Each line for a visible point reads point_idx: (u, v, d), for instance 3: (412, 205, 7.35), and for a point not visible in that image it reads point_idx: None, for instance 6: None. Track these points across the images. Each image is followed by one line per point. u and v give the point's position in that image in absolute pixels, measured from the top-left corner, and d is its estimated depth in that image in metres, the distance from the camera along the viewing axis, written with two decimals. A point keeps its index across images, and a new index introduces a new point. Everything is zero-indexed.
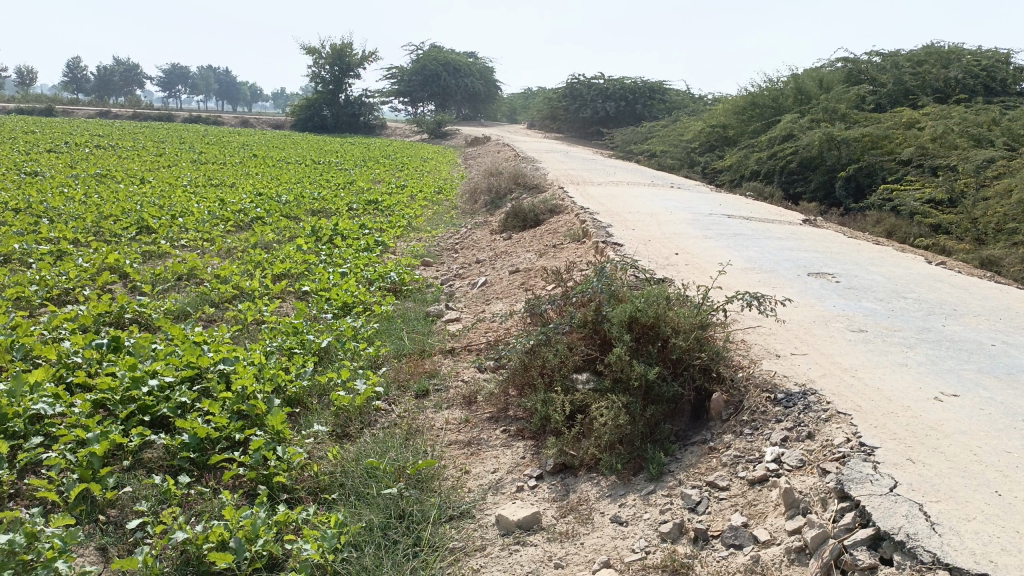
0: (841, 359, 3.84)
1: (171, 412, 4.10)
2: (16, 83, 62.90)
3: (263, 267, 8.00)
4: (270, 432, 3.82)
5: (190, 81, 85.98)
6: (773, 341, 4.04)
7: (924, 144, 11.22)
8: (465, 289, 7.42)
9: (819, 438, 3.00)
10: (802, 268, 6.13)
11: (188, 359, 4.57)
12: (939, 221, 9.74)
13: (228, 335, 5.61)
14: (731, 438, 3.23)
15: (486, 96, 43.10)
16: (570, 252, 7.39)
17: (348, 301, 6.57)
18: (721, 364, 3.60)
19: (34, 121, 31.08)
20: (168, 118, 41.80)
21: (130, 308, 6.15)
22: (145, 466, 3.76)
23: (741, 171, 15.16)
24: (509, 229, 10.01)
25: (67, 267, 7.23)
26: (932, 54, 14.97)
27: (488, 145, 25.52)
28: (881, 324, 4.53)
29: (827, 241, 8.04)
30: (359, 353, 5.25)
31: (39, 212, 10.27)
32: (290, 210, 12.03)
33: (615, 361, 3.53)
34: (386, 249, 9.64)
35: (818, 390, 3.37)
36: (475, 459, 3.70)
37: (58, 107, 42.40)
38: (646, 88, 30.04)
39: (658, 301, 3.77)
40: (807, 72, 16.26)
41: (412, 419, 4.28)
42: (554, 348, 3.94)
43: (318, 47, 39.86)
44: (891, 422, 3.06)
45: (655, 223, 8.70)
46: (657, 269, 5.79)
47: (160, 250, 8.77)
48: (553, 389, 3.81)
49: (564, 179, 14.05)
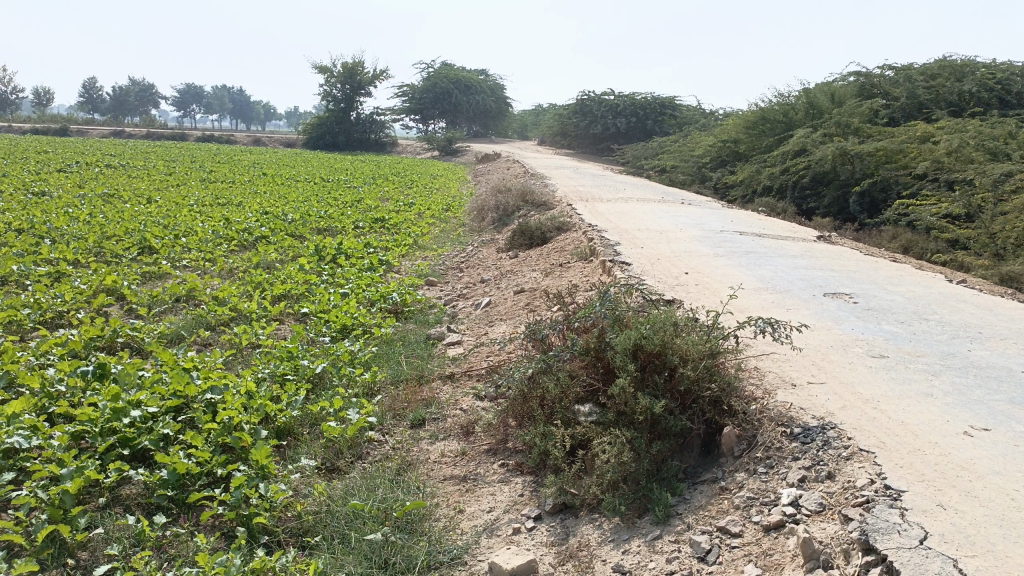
0: (861, 389, 3.60)
1: (152, 445, 3.90)
2: (34, 104, 63.67)
3: (263, 288, 7.83)
4: (254, 467, 3.61)
5: (204, 102, 86.97)
6: (788, 369, 3.80)
7: (940, 157, 10.95)
8: (468, 310, 7.21)
9: (840, 480, 2.76)
10: (817, 288, 5.89)
11: (174, 388, 4.38)
12: (956, 237, 9.45)
13: (220, 360, 5.41)
14: (744, 477, 2.99)
15: (497, 113, 43.07)
16: (577, 272, 7.16)
17: (347, 323, 6.36)
18: (733, 396, 3.36)
19: (46, 141, 31.29)
20: (181, 137, 42.10)
21: (123, 332, 5.98)
22: (122, 504, 3.55)
23: (753, 186, 14.92)
24: (516, 247, 9.81)
25: (63, 289, 7.08)
26: (945, 68, 14.73)
27: (498, 162, 25.41)
28: (903, 349, 4.27)
29: (842, 258, 7.78)
30: (354, 380, 5.04)
31: (42, 232, 10.17)
32: (295, 229, 11.90)
33: (619, 393, 3.29)
34: (390, 268, 9.46)
35: (838, 424, 3.13)
36: (471, 497, 3.48)
37: (72, 127, 42.70)
38: (657, 104, 29.85)
39: (665, 327, 3.52)
40: (818, 86, 16.04)
41: (407, 451, 4.06)
42: (554, 377, 3.72)
43: (330, 66, 40.08)
44: (918, 462, 2.81)
45: (664, 241, 8.47)
46: (665, 290, 5.56)
47: (161, 270, 8.62)
48: (554, 421, 3.57)
49: (572, 196, 13.86)
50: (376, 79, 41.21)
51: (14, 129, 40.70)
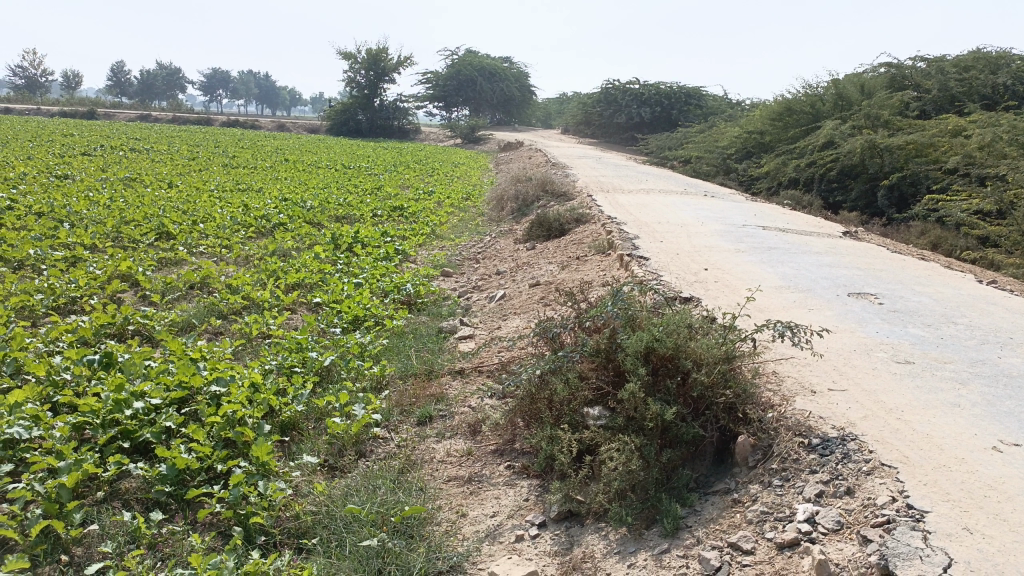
0: (885, 398, 3.43)
1: (154, 437, 3.84)
2: (63, 86, 64.48)
3: (277, 276, 7.75)
4: (255, 463, 3.54)
5: (232, 87, 87.52)
6: (808, 374, 3.65)
7: (971, 152, 10.63)
8: (482, 303, 7.10)
9: (860, 496, 2.63)
10: (841, 288, 5.70)
11: (179, 379, 4.32)
12: (987, 234, 9.18)
13: (229, 351, 5.34)
14: (758, 489, 2.85)
15: (521, 101, 42.71)
16: (593, 266, 7.02)
17: (358, 314, 6.25)
18: (748, 403, 3.22)
19: (75, 124, 31.58)
20: (206, 122, 42.31)
21: (134, 319, 5.94)
22: (121, 498, 3.51)
23: (778, 179, 14.63)
24: (533, 239, 9.68)
25: (77, 275, 7.06)
26: (979, 60, 14.33)
27: (520, 150, 25.25)
28: (930, 355, 4.09)
29: (868, 256, 7.56)
30: (362, 373, 4.95)
31: (61, 216, 10.18)
32: (313, 216, 11.84)
33: (628, 398, 3.15)
34: (406, 257, 9.37)
35: (859, 436, 2.98)
36: (474, 501, 3.38)
37: (99, 110, 43.09)
38: (682, 93, 29.36)
39: (679, 329, 3.38)
40: (849, 77, 15.64)
41: (412, 450, 3.96)
42: (563, 378, 3.59)
43: (354, 53, 40.04)
44: (943, 479, 2.66)
45: (684, 235, 8.30)
46: (684, 287, 5.40)
47: (177, 257, 8.60)
48: (561, 425, 3.46)
49: (593, 186, 13.68)
50: (400, 66, 41.12)
51: (42, 112, 41.10)
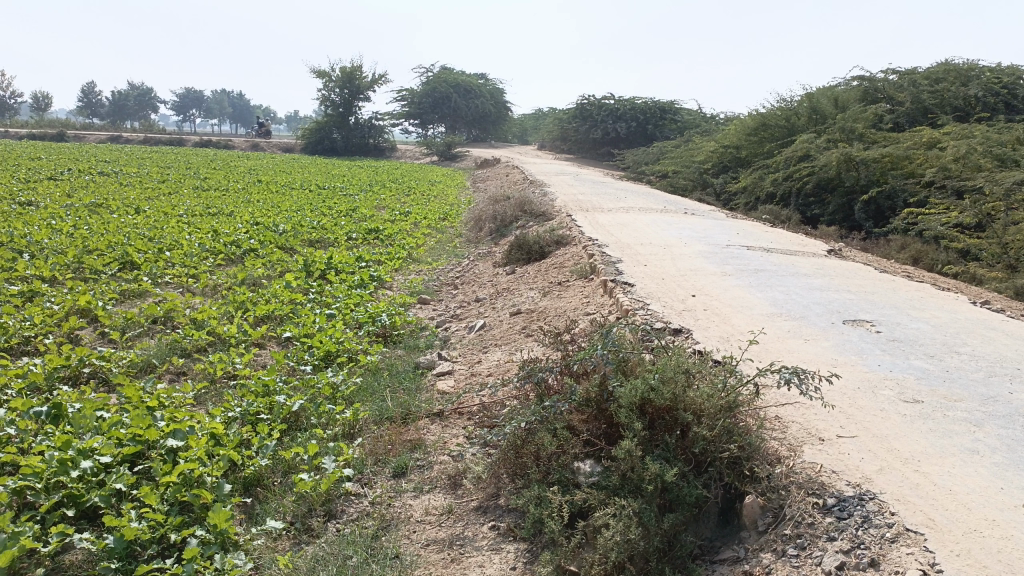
0: (898, 444, 3.18)
1: (102, 501, 3.49)
2: (32, 109, 63.56)
3: (246, 307, 7.40)
4: (212, 532, 3.23)
5: (205, 106, 86.96)
6: (814, 419, 3.40)
7: (947, 164, 10.57)
8: (461, 333, 6.79)
9: (886, 569, 2.37)
10: (834, 314, 5.48)
11: (133, 432, 3.96)
12: (968, 247, 9.06)
13: (190, 396, 4.99)
14: (771, 559, 2.58)
15: (497, 118, 42.55)
16: (576, 294, 6.76)
17: (330, 350, 5.90)
18: (755, 458, 2.94)
19: (41, 146, 30.84)
20: (178, 143, 41.63)
21: (89, 361, 5.56)
22: (64, 574, 3.17)
23: (756, 193, 14.49)
24: (513, 262, 9.41)
25: (32, 311, 6.66)
26: (950, 72, 14.37)
27: (496, 168, 25.02)
28: (938, 392, 3.85)
29: (856, 276, 7.37)
30: (334, 418, 4.62)
31: (20, 246, 9.72)
32: (285, 241, 11.48)
33: (624, 456, 2.87)
34: (381, 284, 9.04)
35: (877, 495, 2.73)
36: (456, 570, 3.07)
37: (69, 132, 42.27)
38: (657, 108, 29.36)
39: (676, 375, 3.10)
40: (822, 91, 15.63)
41: (387, 508, 3.64)
42: (551, 430, 3.31)
43: (328, 71, 39.77)
44: (977, 548, 2.41)
45: (668, 257, 8.08)
46: (673, 318, 5.14)
47: (140, 288, 8.21)
48: (550, 482, 3.17)
49: (572, 205, 13.47)
50: (375, 84, 40.91)
51: (9, 134, 40.23)
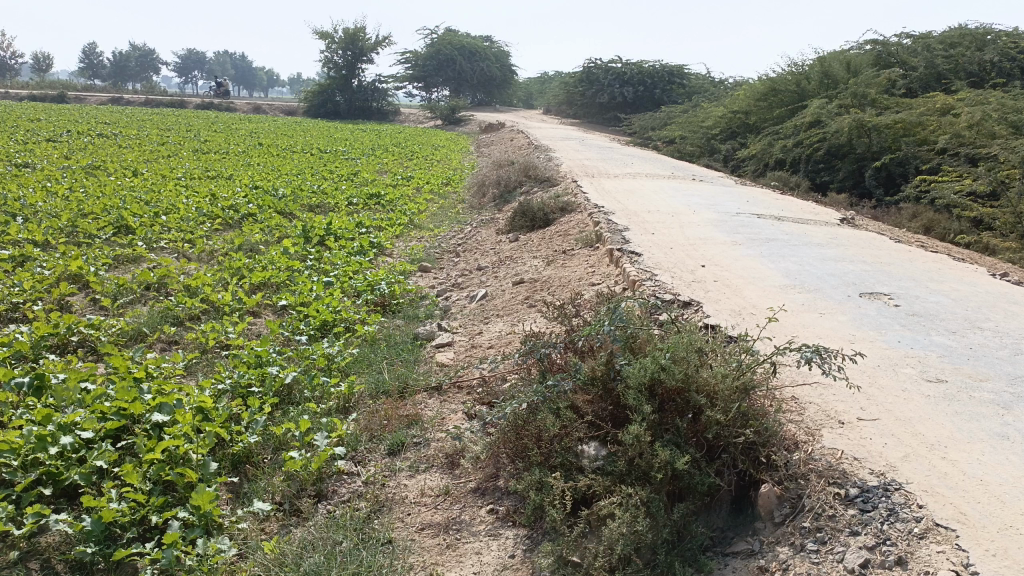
0: (923, 428, 2.98)
1: (81, 479, 3.32)
2: (32, 69, 62.68)
3: (241, 274, 7.19)
4: (195, 514, 3.09)
5: (207, 68, 86.17)
6: (833, 400, 3.20)
7: (960, 131, 10.25)
8: (462, 303, 6.59)
9: (914, 569, 2.19)
10: (850, 286, 5.25)
11: (117, 406, 3.78)
12: (981, 216, 8.78)
13: (181, 366, 4.81)
14: (789, 554, 2.40)
15: (502, 81, 41.84)
16: (580, 263, 6.55)
17: (327, 319, 5.70)
18: (771, 445, 2.75)
19: (39, 106, 30.36)
20: (180, 105, 41.11)
21: (78, 329, 5.37)
22: (40, 556, 3.02)
23: (765, 160, 14.15)
24: (516, 229, 9.16)
25: (22, 276, 6.47)
26: (965, 36, 13.94)
27: (501, 133, 24.58)
28: (963, 371, 3.64)
29: (872, 247, 7.12)
30: (328, 392, 4.44)
31: (14, 208, 9.50)
32: (284, 205, 11.23)
33: (631, 442, 2.68)
34: (381, 251, 8.83)
35: (904, 486, 2.55)
36: (451, 557, 2.91)
37: (70, 94, 41.67)
38: (664, 72, 28.82)
39: (687, 354, 2.91)
40: (834, 55, 15.20)
41: (381, 488, 3.47)
42: (553, 410, 3.11)
43: (331, 32, 39.16)
44: (1014, 548, 2.22)
45: (676, 225, 7.84)
46: (682, 289, 4.93)
47: (134, 253, 8.00)
48: (551, 466, 2.98)
49: (578, 170, 13.18)
50: (379, 46, 40.28)
51: (10, 96, 39.72)
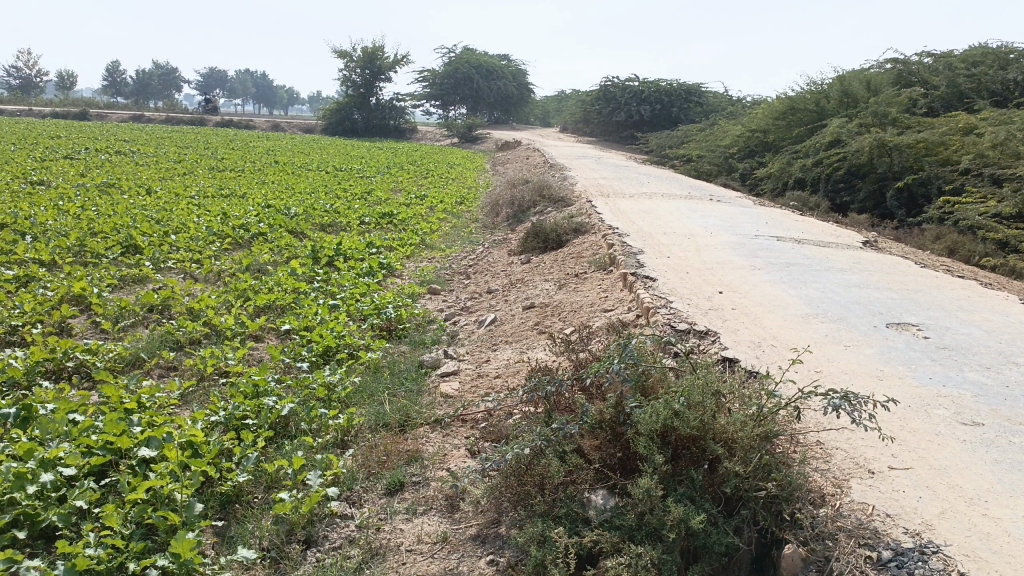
0: (962, 480, 2.73)
1: (59, 521, 3.13)
2: (56, 86, 63.58)
3: (246, 296, 7.04)
4: (175, 562, 2.90)
5: (229, 86, 87.24)
6: (863, 446, 2.96)
7: (984, 151, 9.95)
8: (470, 328, 6.39)
9: None
10: (876, 316, 5.00)
11: (103, 440, 3.60)
12: (1007, 238, 8.47)
13: (176, 396, 4.63)
14: None
15: (520, 99, 41.86)
16: (592, 287, 6.34)
17: (329, 345, 5.51)
18: (795, 499, 2.51)
19: (60, 124, 30.58)
20: (200, 123, 41.43)
21: (74, 354, 5.22)
22: None
23: (784, 179, 13.89)
24: (529, 251, 8.97)
25: (23, 298, 6.35)
26: (988, 55, 13.65)
27: (517, 151, 24.48)
28: (1000, 412, 3.39)
29: (896, 272, 6.85)
30: (326, 425, 4.24)
31: (23, 227, 9.42)
32: (295, 224, 11.12)
33: (641, 496, 2.47)
34: (390, 272, 8.66)
35: (943, 548, 2.31)
36: None
37: (92, 111, 42.07)
38: (681, 90, 28.66)
39: (703, 398, 2.69)
40: (854, 73, 14.94)
41: (376, 533, 3.26)
42: (558, 455, 2.90)
43: (349, 51, 39.37)
44: None
45: (692, 248, 7.61)
46: (698, 318, 4.71)
47: (141, 273, 7.87)
48: (554, 517, 2.76)
49: (594, 190, 12.98)
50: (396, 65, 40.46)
51: (33, 113, 40.17)
